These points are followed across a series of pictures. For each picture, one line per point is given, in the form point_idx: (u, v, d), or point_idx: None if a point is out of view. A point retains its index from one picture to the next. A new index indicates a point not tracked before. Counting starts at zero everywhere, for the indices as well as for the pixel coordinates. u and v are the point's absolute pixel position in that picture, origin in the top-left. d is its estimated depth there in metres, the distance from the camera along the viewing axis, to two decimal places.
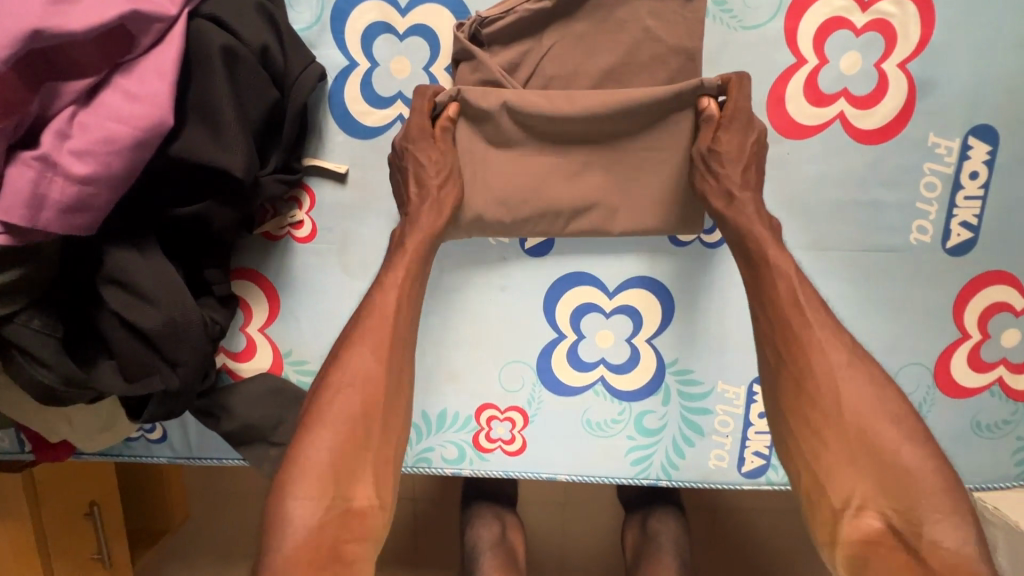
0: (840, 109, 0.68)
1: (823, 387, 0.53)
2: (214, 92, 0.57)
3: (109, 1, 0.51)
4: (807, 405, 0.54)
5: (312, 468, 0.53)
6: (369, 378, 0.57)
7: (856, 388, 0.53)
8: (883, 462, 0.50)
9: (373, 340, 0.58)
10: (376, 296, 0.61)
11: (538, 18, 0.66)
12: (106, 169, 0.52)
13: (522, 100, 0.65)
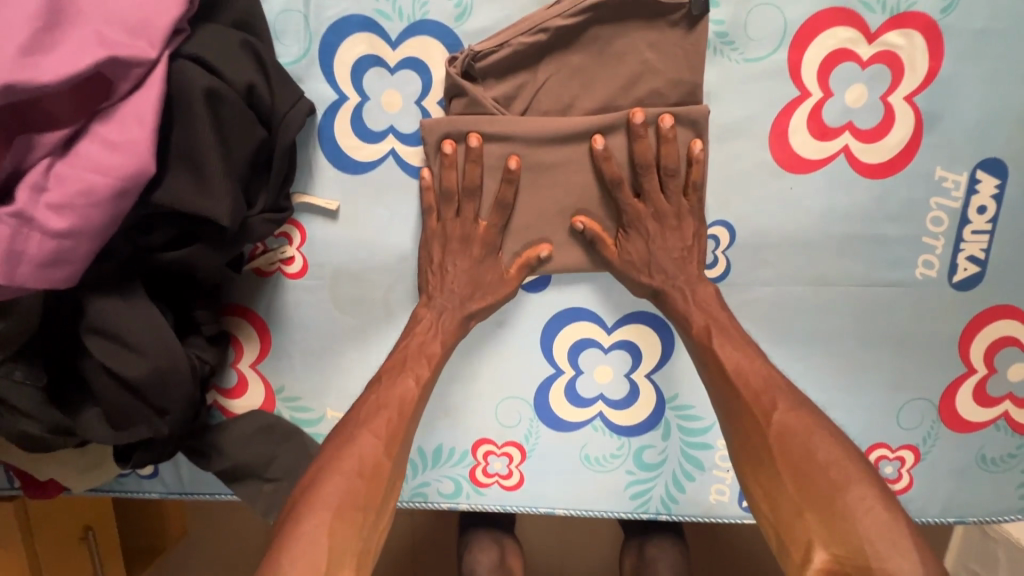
0: (845, 142, 0.66)
1: (775, 445, 0.59)
2: (197, 136, 0.55)
3: (84, 47, 0.49)
4: (759, 464, 0.60)
5: (308, 550, 0.55)
6: (376, 465, 0.61)
7: (806, 438, 0.59)
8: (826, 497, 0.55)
9: (383, 429, 0.63)
10: (389, 383, 0.66)
11: (534, 51, 0.64)
12: (85, 222, 0.51)
13: (504, 129, 0.64)
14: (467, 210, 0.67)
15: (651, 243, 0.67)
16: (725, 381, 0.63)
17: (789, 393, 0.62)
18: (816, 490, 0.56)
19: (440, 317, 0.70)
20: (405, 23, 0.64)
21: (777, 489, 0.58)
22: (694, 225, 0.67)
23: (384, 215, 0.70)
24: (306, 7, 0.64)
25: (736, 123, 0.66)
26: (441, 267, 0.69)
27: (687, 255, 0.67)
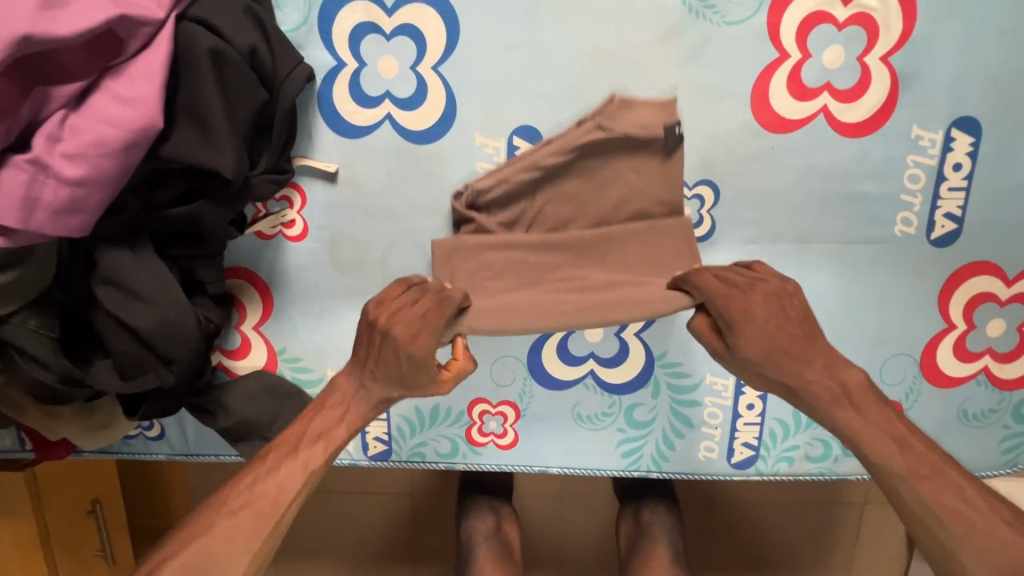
0: (823, 102, 0.68)
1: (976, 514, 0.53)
2: (203, 94, 0.58)
3: (97, 4, 0.52)
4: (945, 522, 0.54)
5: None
6: (228, 565, 0.56)
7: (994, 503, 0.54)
8: None
9: (246, 524, 0.58)
10: (270, 472, 0.60)
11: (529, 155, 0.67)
12: (97, 171, 0.53)
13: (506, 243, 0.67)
14: (418, 306, 0.61)
15: (775, 336, 0.58)
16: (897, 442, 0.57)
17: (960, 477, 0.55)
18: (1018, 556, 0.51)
19: (356, 393, 0.64)
20: None
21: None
22: (777, 309, 0.59)
23: (381, 178, 0.73)
24: None
25: (719, 85, 0.68)
26: (368, 361, 0.63)
27: (808, 332, 0.59)
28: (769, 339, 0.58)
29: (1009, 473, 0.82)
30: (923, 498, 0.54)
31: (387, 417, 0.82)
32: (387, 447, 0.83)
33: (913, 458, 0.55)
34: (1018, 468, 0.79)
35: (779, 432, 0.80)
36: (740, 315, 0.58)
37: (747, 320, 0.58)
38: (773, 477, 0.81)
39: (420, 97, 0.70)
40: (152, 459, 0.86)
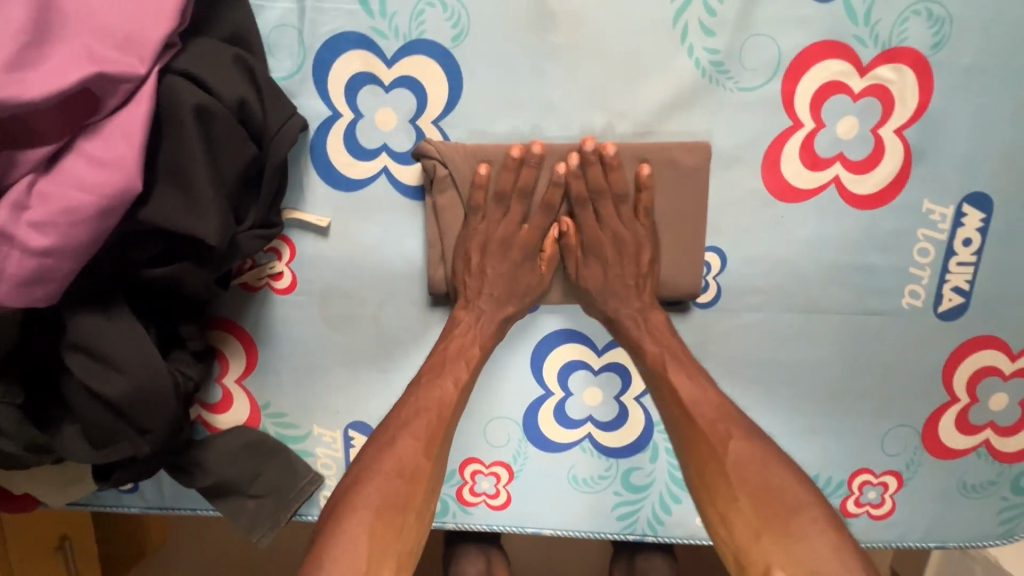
0: (835, 173, 0.66)
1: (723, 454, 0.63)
2: (186, 153, 0.54)
3: (72, 63, 0.48)
4: (708, 462, 0.64)
5: (353, 543, 0.58)
6: (414, 468, 0.63)
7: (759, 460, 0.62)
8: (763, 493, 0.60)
9: (421, 432, 0.64)
10: (428, 387, 0.67)
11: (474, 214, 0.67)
12: (67, 241, 0.49)
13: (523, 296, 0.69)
14: (514, 212, 0.67)
15: (608, 266, 0.68)
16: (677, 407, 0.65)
17: (742, 423, 0.65)
18: (750, 476, 0.61)
19: (481, 319, 0.69)
20: (401, 41, 0.63)
21: (733, 513, 0.61)
22: (646, 262, 0.68)
23: (375, 233, 0.70)
24: (301, 23, 0.63)
25: (730, 151, 0.66)
26: (480, 270, 0.68)
27: (656, 342, 0.68)
28: (593, 272, 0.68)
29: (1005, 543, 0.81)
30: (728, 463, 0.62)
31: None
32: None
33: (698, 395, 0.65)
34: (1015, 540, 0.79)
35: None
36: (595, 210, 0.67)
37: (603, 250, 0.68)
38: None
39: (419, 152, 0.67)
40: (124, 513, 0.82)
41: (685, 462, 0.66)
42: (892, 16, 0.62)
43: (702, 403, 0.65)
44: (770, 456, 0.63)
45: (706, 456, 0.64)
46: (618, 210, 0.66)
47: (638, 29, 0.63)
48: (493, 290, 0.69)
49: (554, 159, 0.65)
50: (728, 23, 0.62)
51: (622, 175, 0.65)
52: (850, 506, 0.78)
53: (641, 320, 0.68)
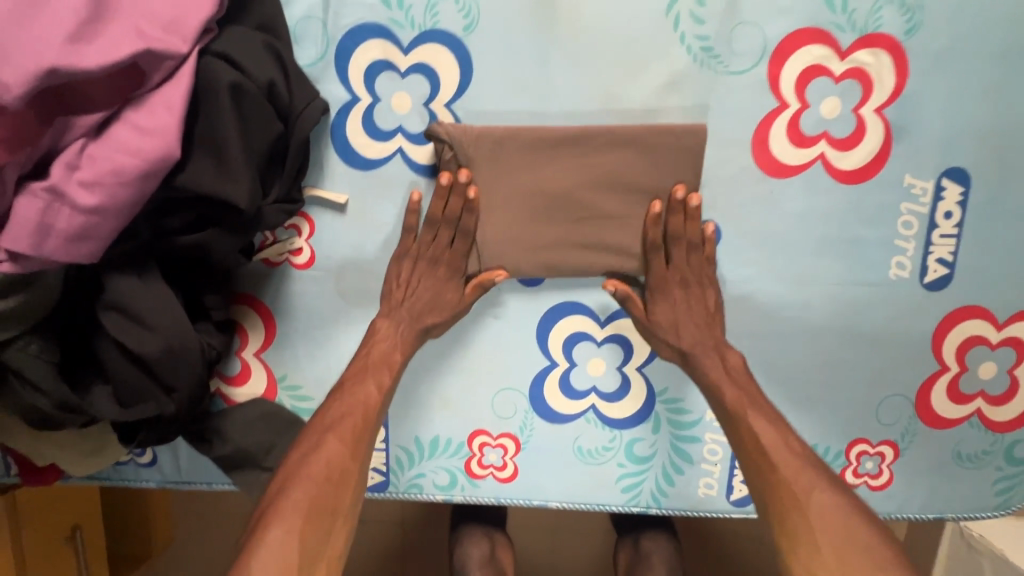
0: (821, 150, 0.71)
1: (807, 500, 0.63)
2: (220, 126, 0.59)
3: (123, 39, 0.53)
4: (782, 495, 0.64)
5: (280, 543, 0.59)
6: (343, 472, 0.65)
7: (845, 514, 0.62)
8: (851, 544, 0.60)
9: (348, 434, 0.67)
10: (353, 392, 0.70)
11: (421, 239, 0.73)
12: (112, 200, 0.54)
13: (446, 313, 0.74)
14: (441, 237, 0.72)
15: (675, 317, 0.73)
16: (752, 445, 0.67)
17: (823, 474, 0.65)
18: (834, 522, 0.61)
19: (400, 330, 0.74)
20: (417, 31, 0.69)
21: (814, 562, 0.60)
22: (706, 308, 0.73)
23: (389, 210, 0.74)
24: (325, 14, 0.69)
25: (723, 130, 0.71)
26: (407, 284, 0.74)
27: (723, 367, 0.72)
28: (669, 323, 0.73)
29: (1003, 515, 0.83)
30: (793, 486, 0.64)
31: (386, 448, 0.81)
32: (384, 478, 0.82)
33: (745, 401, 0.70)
34: (1012, 510, 0.81)
35: None
36: (608, 214, 0.72)
37: (608, 232, 0.73)
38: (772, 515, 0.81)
39: None
40: (142, 487, 0.84)
41: (761, 500, 0.66)
42: (868, 4, 0.67)
43: (770, 438, 0.67)
44: (857, 507, 0.63)
45: (760, 465, 0.66)
46: (690, 264, 0.72)
47: (633, 21, 0.68)
48: (418, 305, 0.74)
49: (550, 138, 0.70)
50: (717, 12, 0.68)
51: (698, 228, 0.71)
52: (849, 477, 0.80)
53: (705, 350, 0.73)
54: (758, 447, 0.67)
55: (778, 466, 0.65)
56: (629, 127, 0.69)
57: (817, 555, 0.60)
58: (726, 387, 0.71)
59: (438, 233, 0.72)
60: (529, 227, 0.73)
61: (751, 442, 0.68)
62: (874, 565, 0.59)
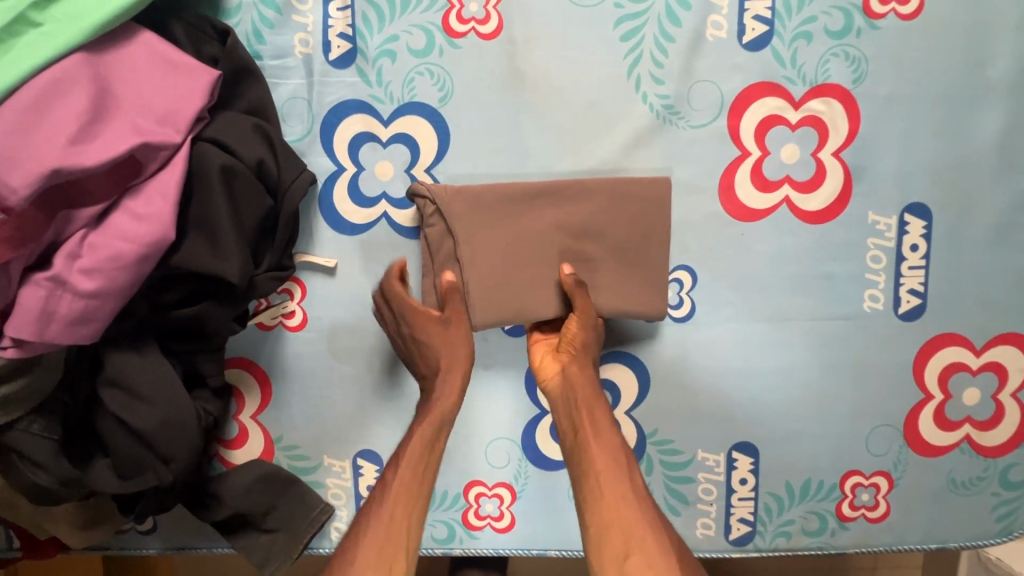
0: (785, 193, 0.74)
1: (590, 423, 0.66)
2: (212, 206, 0.63)
3: (121, 135, 0.58)
4: (580, 423, 0.66)
5: (383, 518, 0.62)
6: (440, 428, 0.68)
7: (615, 453, 0.64)
8: (614, 473, 0.63)
9: (449, 393, 0.68)
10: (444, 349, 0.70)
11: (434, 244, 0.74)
12: (111, 284, 0.57)
13: (469, 312, 0.73)
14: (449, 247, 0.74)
15: (566, 365, 0.70)
16: (574, 388, 0.68)
17: (598, 406, 0.67)
18: (600, 454, 0.64)
19: (425, 336, 0.70)
20: (396, 104, 0.74)
21: (613, 485, 0.62)
22: (589, 370, 0.70)
23: (377, 271, 0.78)
24: (309, 94, 0.74)
25: (689, 179, 0.74)
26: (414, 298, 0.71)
27: (586, 419, 0.66)
28: (543, 359, 0.74)
29: (1007, 541, 0.83)
30: (595, 420, 0.66)
31: None
32: None
33: (616, 498, 0.62)
34: (1015, 536, 0.80)
35: (774, 506, 0.80)
36: (578, 255, 0.74)
37: (583, 277, 0.75)
38: (771, 552, 0.81)
39: None
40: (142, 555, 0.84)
41: (569, 430, 0.68)
42: (815, 58, 0.72)
43: (581, 380, 0.69)
44: (622, 444, 0.66)
45: (570, 401, 0.68)
46: (581, 325, 0.71)
47: (597, 83, 0.73)
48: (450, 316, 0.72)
49: (537, 188, 0.73)
50: (674, 72, 0.72)
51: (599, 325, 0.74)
52: (846, 510, 0.80)
53: (581, 438, 0.66)
54: (574, 388, 0.68)
55: (568, 400, 0.68)
56: (600, 181, 0.73)
57: (606, 479, 0.63)
58: (575, 358, 0.70)
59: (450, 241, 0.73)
60: (508, 258, 0.74)
61: (570, 384, 0.69)
62: (624, 496, 0.62)
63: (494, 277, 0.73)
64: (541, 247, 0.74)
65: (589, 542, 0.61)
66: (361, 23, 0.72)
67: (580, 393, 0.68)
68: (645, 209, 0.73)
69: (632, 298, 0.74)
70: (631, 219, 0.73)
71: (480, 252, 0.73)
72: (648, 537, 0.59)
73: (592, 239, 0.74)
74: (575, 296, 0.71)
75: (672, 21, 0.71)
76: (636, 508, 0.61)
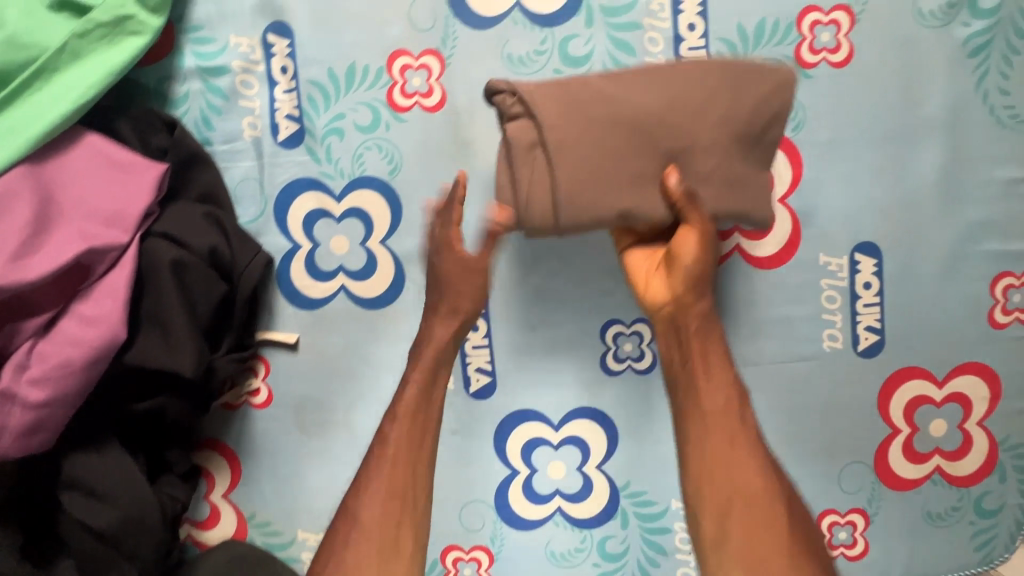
0: (735, 241, 0.75)
1: (701, 374, 0.64)
2: (164, 300, 0.64)
3: (66, 243, 0.59)
4: (695, 365, 0.64)
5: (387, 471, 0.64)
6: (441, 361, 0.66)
7: (729, 409, 0.63)
8: (726, 419, 0.63)
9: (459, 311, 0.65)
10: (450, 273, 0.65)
11: (517, 135, 0.62)
12: (61, 391, 0.57)
13: (537, 202, 0.61)
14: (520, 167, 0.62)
15: (677, 291, 0.65)
16: (694, 321, 0.65)
17: (718, 344, 0.65)
18: (711, 401, 0.63)
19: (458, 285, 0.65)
20: (347, 179, 0.75)
21: (717, 430, 0.63)
22: (703, 301, 0.65)
23: (339, 342, 0.78)
24: (260, 175, 0.75)
25: None
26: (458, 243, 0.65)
27: (697, 356, 0.64)
28: (647, 282, 0.68)
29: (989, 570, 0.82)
30: (701, 373, 0.64)
31: None
32: None
33: (731, 465, 0.62)
34: (995, 564, 0.80)
35: None
36: (690, 147, 0.62)
37: (703, 172, 0.62)
38: None
39: (371, 268, 0.77)
40: None
41: (674, 364, 0.66)
42: None
43: (694, 317, 0.65)
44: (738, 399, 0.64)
45: (679, 335, 0.66)
46: (700, 249, 0.63)
47: None
48: (539, 206, 0.61)
49: (645, 78, 0.63)
50: None
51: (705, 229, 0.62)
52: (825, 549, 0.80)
53: (691, 373, 0.64)
54: (680, 313, 0.65)
55: (686, 337, 0.65)
56: (711, 61, 0.63)
57: (706, 433, 0.63)
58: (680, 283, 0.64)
59: (541, 141, 0.61)
60: (599, 139, 0.61)
61: (671, 312, 0.66)
62: (729, 460, 0.62)
63: (584, 167, 0.61)
64: (644, 128, 0.61)
65: (690, 494, 0.64)
66: (306, 103, 0.74)
67: (693, 327, 0.65)
68: (769, 97, 0.63)
69: (750, 198, 0.64)
70: (749, 109, 0.62)
71: (572, 139, 0.60)
72: (763, 499, 0.62)
73: (707, 134, 0.62)
74: (686, 211, 0.61)
75: None
76: (750, 480, 0.62)
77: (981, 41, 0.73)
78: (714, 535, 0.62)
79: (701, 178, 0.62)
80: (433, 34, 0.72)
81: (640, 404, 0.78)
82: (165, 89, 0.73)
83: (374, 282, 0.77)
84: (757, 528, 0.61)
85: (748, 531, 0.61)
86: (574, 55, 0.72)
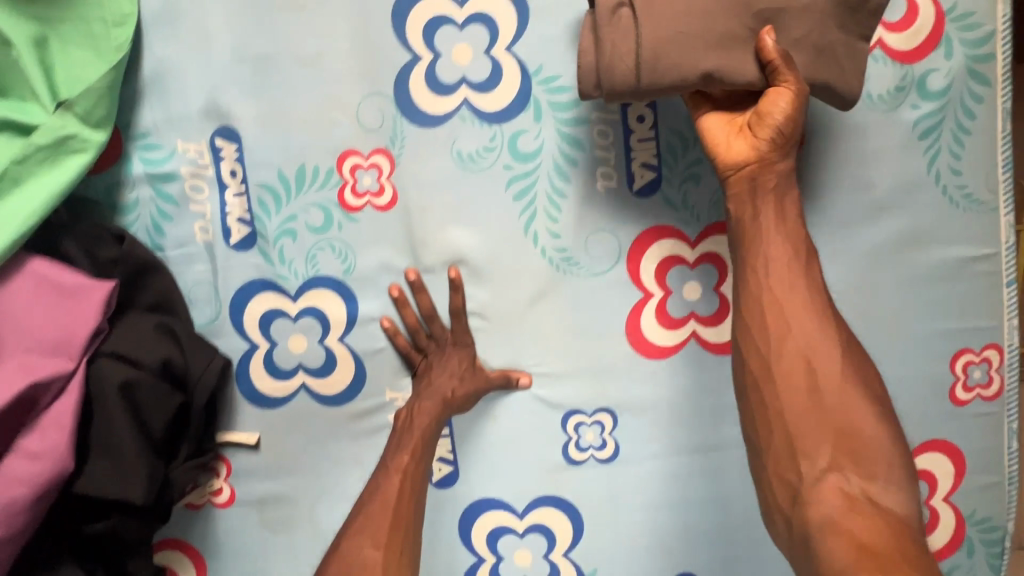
0: (692, 328, 0.75)
1: (770, 237, 0.61)
2: (114, 423, 0.63)
3: (10, 379, 0.59)
4: (758, 292, 0.61)
5: (372, 522, 0.66)
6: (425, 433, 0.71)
7: (790, 274, 0.60)
8: (773, 311, 0.60)
9: (437, 399, 0.72)
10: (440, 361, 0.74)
11: (605, 16, 0.63)
12: (7, 531, 0.57)
13: (672, 25, 0.62)
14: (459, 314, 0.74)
15: (764, 176, 0.62)
16: (755, 241, 0.61)
17: (790, 219, 0.62)
18: (787, 290, 0.60)
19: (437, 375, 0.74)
20: (301, 279, 0.75)
21: (782, 323, 0.60)
22: (785, 164, 0.62)
23: (300, 439, 0.78)
24: (214, 278, 0.75)
25: (598, 324, 0.75)
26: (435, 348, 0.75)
27: (765, 231, 0.61)
28: (729, 142, 0.64)
29: None
30: (766, 247, 0.61)
31: None
32: None
33: (790, 309, 0.60)
34: None
35: None
36: (773, 19, 0.62)
37: (790, 36, 0.62)
38: None
39: (330, 366, 0.76)
40: None
41: (739, 290, 0.62)
42: (703, 200, 0.73)
43: (770, 224, 0.61)
44: (812, 274, 0.61)
45: (749, 260, 0.62)
46: (792, 106, 0.61)
47: (498, 239, 0.74)
48: (621, 62, 0.63)
49: None
50: (570, 224, 0.73)
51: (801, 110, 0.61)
52: None
53: (746, 254, 0.62)
54: (745, 241, 0.62)
55: (762, 248, 0.61)
56: None
57: (781, 281, 0.60)
58: (753, 203, 0.62)
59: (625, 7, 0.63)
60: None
61: (739, 236, 0.63)
62: (784, 330, 0.60)
63: (671, 15, 0.62)
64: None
65: (746, 407, 0.61)
66: (257, 207, 0.73)
67: (773, 245, 0.61)
68: None
69: (837, 74, 0.64)
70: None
71: None
72: (840, 370, 0.59)
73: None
74: (782, 65, 0.61)
75: (561, 177, 0.73)
76: (811, 346, 0.59)
77: (930, 123, 0.73)
78: (763, 371, 0.60)
79: (792, 43, 0.62)
80: (382, 132, 0.72)
81: (605, 491, 0.78)
82: (115, 196, 0.73)
83: (334, 379, 0.77)
84: (816, 397, 0.58)
85: (796, 379, 0.58)
86: (524, 149, 0.72)
